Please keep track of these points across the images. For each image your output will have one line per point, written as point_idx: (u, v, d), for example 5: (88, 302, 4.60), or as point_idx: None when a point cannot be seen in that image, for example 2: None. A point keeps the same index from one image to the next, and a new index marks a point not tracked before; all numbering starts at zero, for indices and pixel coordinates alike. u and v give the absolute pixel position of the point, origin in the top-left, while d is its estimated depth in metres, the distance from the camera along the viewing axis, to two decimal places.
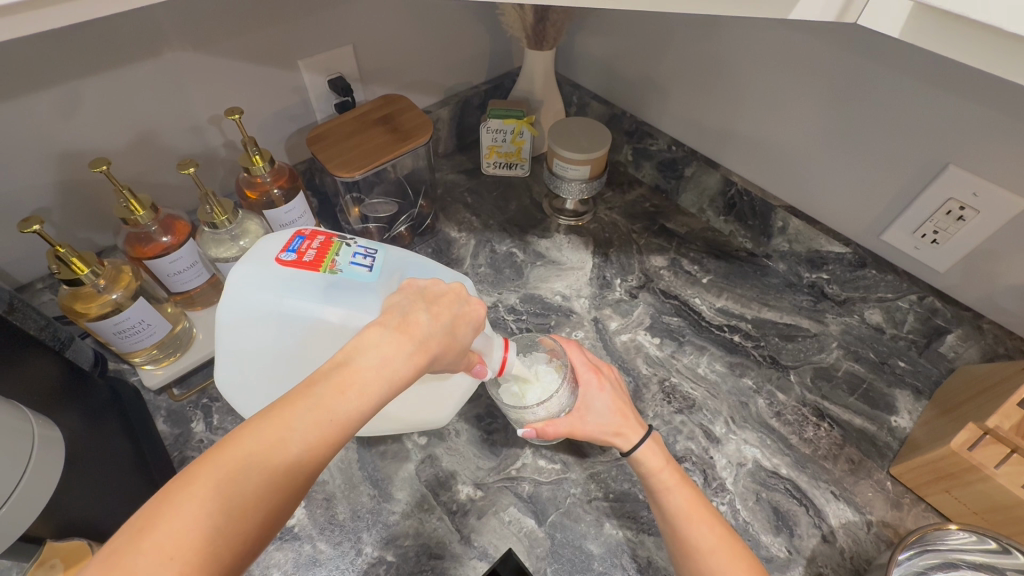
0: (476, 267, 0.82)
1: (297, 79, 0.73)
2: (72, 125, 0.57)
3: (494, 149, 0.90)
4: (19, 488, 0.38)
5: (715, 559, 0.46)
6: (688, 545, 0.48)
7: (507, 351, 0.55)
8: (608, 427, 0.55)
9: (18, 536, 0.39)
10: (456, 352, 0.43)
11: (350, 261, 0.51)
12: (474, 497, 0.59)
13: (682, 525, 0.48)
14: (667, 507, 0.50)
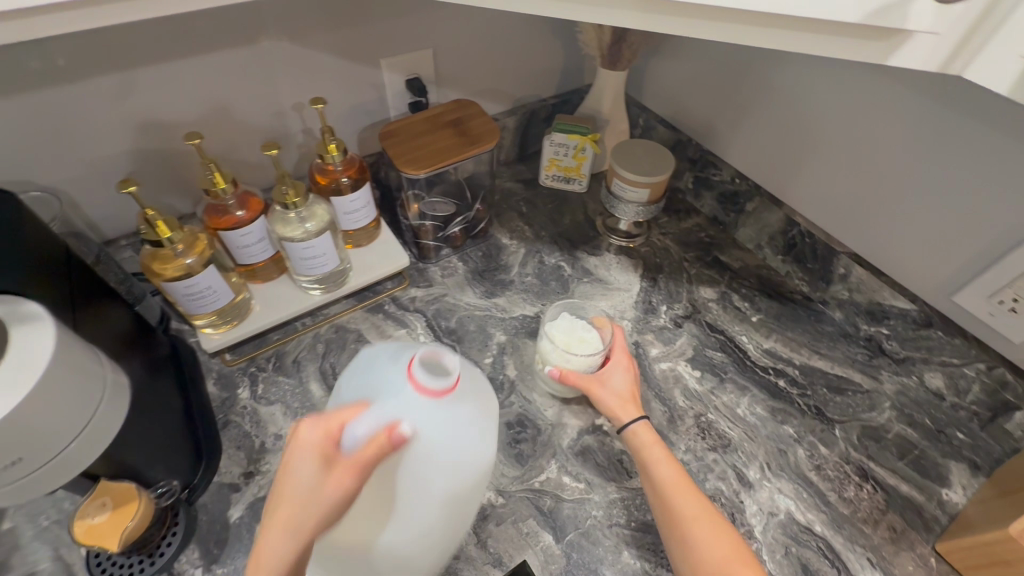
0: (523, 276, 0.82)
1: (377, 76, 0.76)
2: (173, 99, 0.62)
3: (554, 161, 0.92)
4: (88, 426, 0.41)
5: (697, 526, 0.48)
6: (673, 514, 0.49)
7: (410, 378, 0.42)
8: (619, 399, 0.60)
9: (80, 470, 0.42)
10: (306, 505, 0.38)
11: None
12: (496, 503, 0.59)
13: (667, 495, 0.50)
14: (657, 481, 0.52)
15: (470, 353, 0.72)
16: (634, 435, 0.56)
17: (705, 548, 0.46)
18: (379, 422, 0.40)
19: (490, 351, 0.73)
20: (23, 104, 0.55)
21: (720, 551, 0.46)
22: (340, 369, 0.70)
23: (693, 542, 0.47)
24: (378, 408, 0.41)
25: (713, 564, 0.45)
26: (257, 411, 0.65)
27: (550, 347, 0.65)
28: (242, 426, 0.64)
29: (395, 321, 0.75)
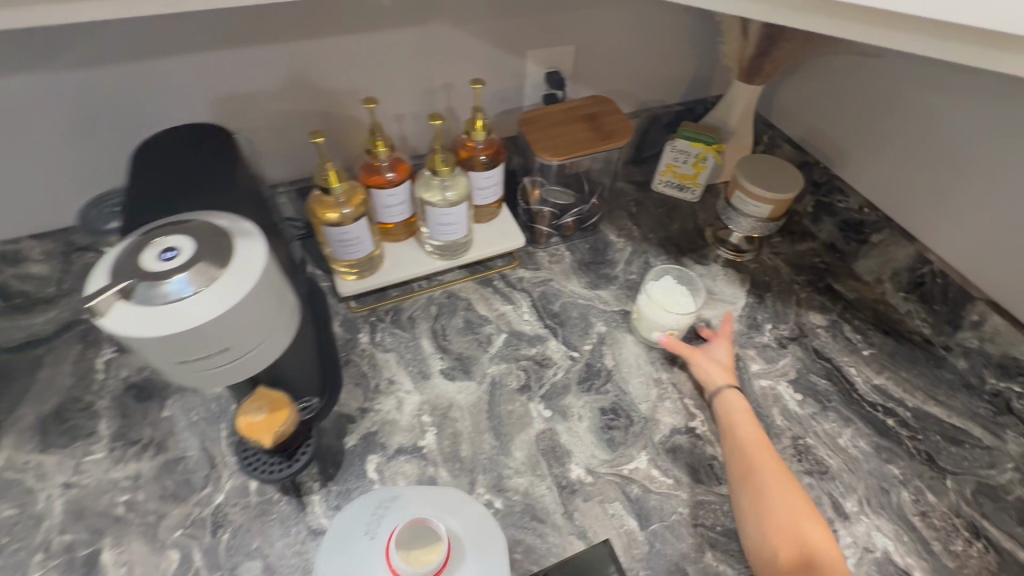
0: (628, 273, 0.84)
1: (521, 66, 0.80)
2: (348, 68, 0.69)
3: (671, 167, 0.92)
4: (262, 345, 0.46)
5: (767, 477, 0.54)
6: (748, 463, 0.55)
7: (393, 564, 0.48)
8: (716, 369, 0.66)
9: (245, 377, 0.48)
10: None
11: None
12: (585, 480, 0.62)
13: (745, 447, 0.57)
14: (737, 437, 0.58)
15: (570, 338, 0.75)
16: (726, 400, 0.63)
17: (772, 498, 0.52)
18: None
19: (590, 338, 0.75)
20: (232, 59, 0.64)
21: (784, 503, 0.52)
22: (450, 330, 0.75)
23: (764, 492, 0.53)
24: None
25: (780, 514, 0.51)
26: (374, 355, 0.72)
27: (648, 302, 0.71)
28: (361, 366, 0.70)
29: (502, 297, 0.80)
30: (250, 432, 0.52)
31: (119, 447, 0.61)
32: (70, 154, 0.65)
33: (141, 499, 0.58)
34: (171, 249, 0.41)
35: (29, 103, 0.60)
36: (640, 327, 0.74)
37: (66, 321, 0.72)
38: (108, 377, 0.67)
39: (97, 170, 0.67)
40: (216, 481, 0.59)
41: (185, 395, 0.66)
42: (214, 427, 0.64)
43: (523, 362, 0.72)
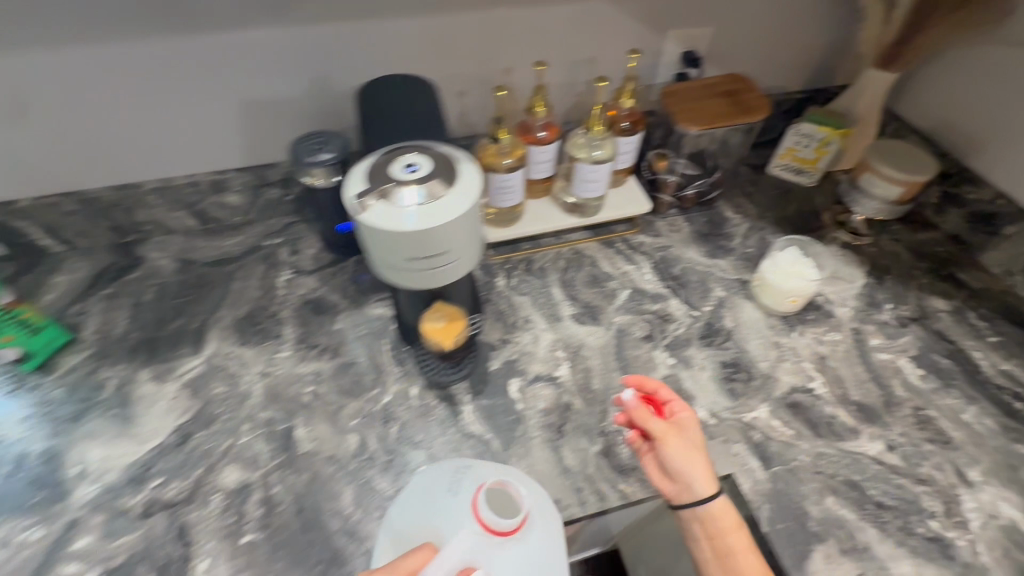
0: (745, 247, 0.87)
1: (661, 44, 0.85)
2: (510, 37, 0.77)
3: (792, 151, 0.94)
4: (458, 262, 0.54)
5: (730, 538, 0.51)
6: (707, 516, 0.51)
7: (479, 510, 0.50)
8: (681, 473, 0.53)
9: (435, 287, 0.55)
10: None
11: None
12: (708, 421, 0.67)
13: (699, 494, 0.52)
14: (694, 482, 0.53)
15: (690, 298, 0.80)
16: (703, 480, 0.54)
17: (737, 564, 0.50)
18: (454, 565, 0.48)
19: (709, 301, 0.80)
20: (417, 24, 0.73)
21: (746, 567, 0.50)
22: (578, 282, 0.82)
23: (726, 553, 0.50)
24: (445, 556, 0.48)
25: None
26: (511, 297, 0.79)
27: (772, 265, 0.76)
28: (499, 304, 0.78)
29: (625, 257, 0.85)
30: (432, 335, 0.60)
31: (303, 348, 0.72)
32: (249, 101, 0.74)
33: (324, 390, 0.68)
34: (414, 165, 0.49)
35: (253, 49, 0.69)
36: (761, 294, 0.78)
37: (251, 245, 0.84)
38: (289, 293, 0.78)
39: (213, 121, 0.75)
40: (384, 384, 0.69)
41: (352, 313, 0.76)
42: (378, 341, 0.73)
43: (647, 315, 0.77)
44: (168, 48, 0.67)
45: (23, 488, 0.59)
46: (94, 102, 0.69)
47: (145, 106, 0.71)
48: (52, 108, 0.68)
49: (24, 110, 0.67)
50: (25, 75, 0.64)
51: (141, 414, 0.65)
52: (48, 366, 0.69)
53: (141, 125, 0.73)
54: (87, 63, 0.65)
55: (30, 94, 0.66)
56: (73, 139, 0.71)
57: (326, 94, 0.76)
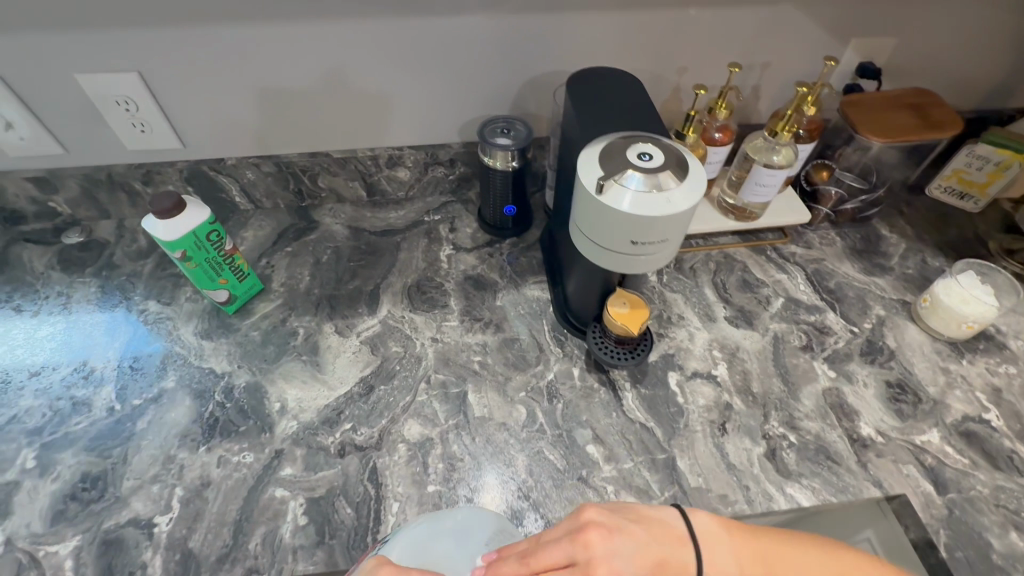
0: (904, 267, 0.84)
1: (838, 53, 0.83)
2: (691, 37, 0.79)
3: (959, 173, 0.90)
4: (672, 248, 0.55)
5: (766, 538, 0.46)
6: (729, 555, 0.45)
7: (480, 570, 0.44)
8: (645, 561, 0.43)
9: (643, 271, 0.57)
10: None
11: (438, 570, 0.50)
12: (876, 438, 0.65)
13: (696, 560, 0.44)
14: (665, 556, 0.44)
15: (849, 314, 0.78)
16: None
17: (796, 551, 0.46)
18: None
19: (869, 318, 0.78)
20: (606, 19, 0.75)
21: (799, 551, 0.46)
22: (730, 285, 0.81)
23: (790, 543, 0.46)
24: None
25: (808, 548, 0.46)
26: (663, 294, 0.80)
27: (948, 285, 0.74)
28: (652, 298, 0.79)
29: (777, 266, 0.84)
30: (616, 320, 0.63)
31: (468, 320, 0.76)
32: (370, 53, 0.74)
33: (490, 361, 0.72)
34: (648, 154, 0.52)
35: (455, 34, 0.73)
36: (929, 316, 0.75)
37: (413, 219, 0.90)
38: (451, 267, 0.83)
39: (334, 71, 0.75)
40: (546, 362, 0.72)
41: (510, 292, 0.80)
42: (538, 321, 0.76)
43: (804, 326, 0.76)
44: (382, 29, 0.71)
45: (232, 416, 0.66)
46: (307, 75, 0.75)
47: (289, 57, 0.73)
48: (272, 79, 0.75)
49: (251, 78, 0.74)
50: (259, 47, 0.71)
51: (329, 363, 0.71)
52: (245, 311, 0.77)
53: (299, 77, 0.75)
54: (311, 39, 0.71)
55: (253, 63, 0.72)
56: (281, 107, 0.78)
57: (506, 81, 0.80)
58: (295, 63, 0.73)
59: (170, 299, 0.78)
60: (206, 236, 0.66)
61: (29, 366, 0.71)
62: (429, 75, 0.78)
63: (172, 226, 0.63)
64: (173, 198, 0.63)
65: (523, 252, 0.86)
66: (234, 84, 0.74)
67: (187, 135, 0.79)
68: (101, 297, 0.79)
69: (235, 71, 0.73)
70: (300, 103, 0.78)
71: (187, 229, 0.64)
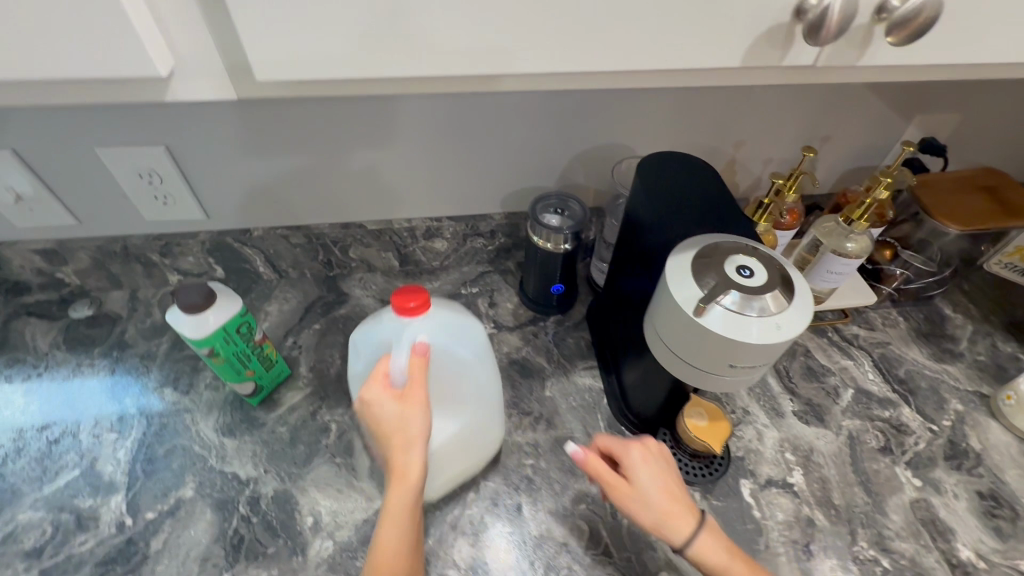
0: (974, 353, 0.79)
1: (901, 129, 0.80)
2: (752, 112, 0.75)
3: (1022, 250, 0.83)
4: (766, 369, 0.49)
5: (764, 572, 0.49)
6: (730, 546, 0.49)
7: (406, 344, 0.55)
8: (671, 488, 0.51)
9: (729, 390, 0.51)
10: (668, 502, 0.50)
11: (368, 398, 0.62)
12: (976, 563, 0.60)
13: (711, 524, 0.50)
14: (681, 487, 0.52)
15: (924, 408, 0.73)
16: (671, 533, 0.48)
17: None
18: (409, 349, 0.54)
19: (947, 414, 0.72)
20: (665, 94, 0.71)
21: None
22: (794, 373, 0.76)
23: None
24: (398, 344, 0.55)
25: None
26: None
27: None
28: None
29: (841, 351, 0.79)
30: (697, 436, 0.59)
31: (516, 415, 0.70)
32: (388, 136, 0.70)
33: (544, 466, 0.65)
34: (748, 269, 0.46)
35: (506, 112, 0.69)
36: (1014, 415, 0.70)
37: (449, 292, 0.84)
38: (493, 350, 0.77)
39: (352, 155, 0.71)
40: None
41: (560, 380, 0.74)
42: (593, 416, 0.70)
43: (879, 423, 0.71)
44: (413, 116, 0.68)
45: (260, 534, 0.59)
46: (323, 158, 0.71)
47: (304, 143, 0.69)
48: (285, 163, 0.71)
49: (264, 163, 0.70)
50: (282, 137, 0.68)
51: (366, 468, 0.64)
52: (271, 402, 0.70)
53: (315, 161, 0.71)
54: (333, 127, 0.68)
55: (264, 148, 0.68)
56: (300, 190, 0.74)
57: (555, 152, 0.76)
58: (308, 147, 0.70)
59: (188, 386, 0.71)
60: (235, 330, 0.60)
61: (30, 466, 0.64)
62: (474, 150, 0.74)
63: (198, 323, 0.57)
64: (204, 292, 0.57)
65: (570, 332, 0.80)
66: (246, 169, 0.70)
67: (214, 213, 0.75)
68: (109, 385, 0.71)
69: (254, 158, 0.69)
70: (315, 185, 0.74)
71: (216, 325, 0.58)
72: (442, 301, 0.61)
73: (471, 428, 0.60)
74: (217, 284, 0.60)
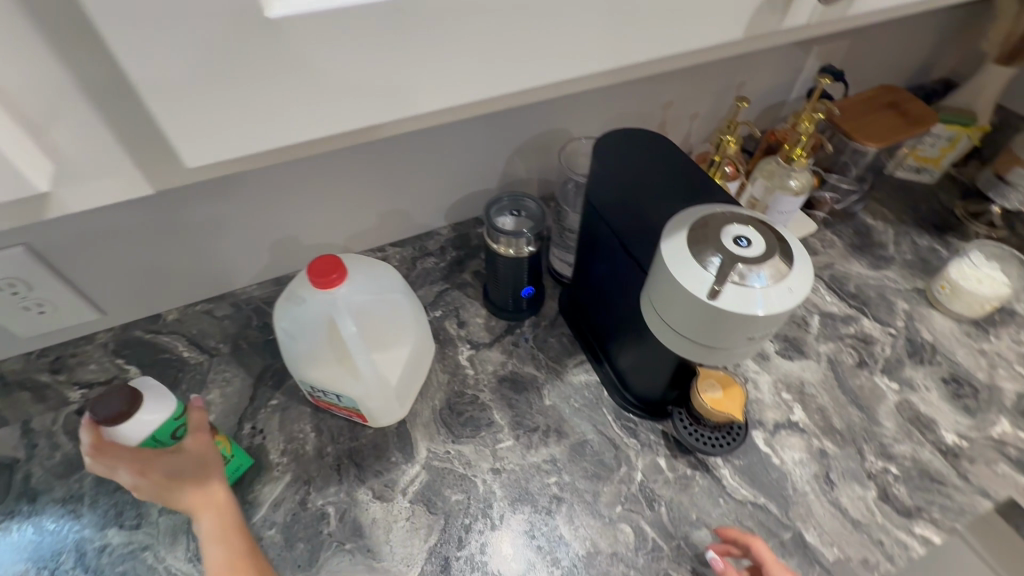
0: (902, 253, 0.87)
1: (802, 62, 0.83)
2: (674, 71, 0.74)
3: (914, 151, 0.92)
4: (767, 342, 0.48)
5: None
6: None
7: (344, 299, 0.55)
8: None
9: (739, 360, 0.51)
10: None
11: (311, 386, 0.60)
12: (962, 444, 0.66)
13: None
14: None
15: (880, 315, 0.78)
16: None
17: None
18: (348, 302, 0.56)
19: (898, 315, 0.78)
20: None
21: None
22: None
23: None
24: (338, 303, 0.55)
25: None
26: None
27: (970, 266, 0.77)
28: None
29: None
30: (716, 409, 0.61)
31: (523, 434, 0.66)
32: (288, 200, 0.64)
33: (569, 479, 0.62)
34: (745, 238, 0.45)
35: (424, 134, 0.64)
36: (951, 302, 0.78)
37: None
38: (479, 372, 0.71)
39: (255, 226, 0.64)
40: (628, 460, 0.64)
41: (556, 384, 0.70)
42: (599, 412, 0.68)
43: (849, 340, 0.75)
44: (311, 172, 0.62)
45: None
46: (223, 238, 0.63)
47: (196, 232, 0.61)
48: (178, 254, 0.62)
49: (156, 261, 0.62)
50: (167, 232, 0.59)
51: (384, 545, 0.57)
52: (248, 506, 0.60)
53: (213, 243, 0.63)
54: (222, 207, 0.60)
55: (149, 248, 0.60)
56: (208, 271, 0.66)
57: (490, 152, 0.71)
58: (199, 235, 0.62)
59: (137, 518, 0.58)
60: (170, 437, 0.53)
61: None
62: (401, 176, 0.68)
63: (118, 439, 0.50)
64: (130, 394, 0.51)
65: (549, 330, 0.76)
66: (140, 271, 0.61)
67: (118, 314, 0.65)
68: (26, 550, 0.56)
69: (141, 259, 0.61)
70: (222, 264, 0.66)
71: (146, 433, 0.51)
72: (356, 260, 0.60)
73: (417, 355, 0.63)
74: (148, 384, 0.53)
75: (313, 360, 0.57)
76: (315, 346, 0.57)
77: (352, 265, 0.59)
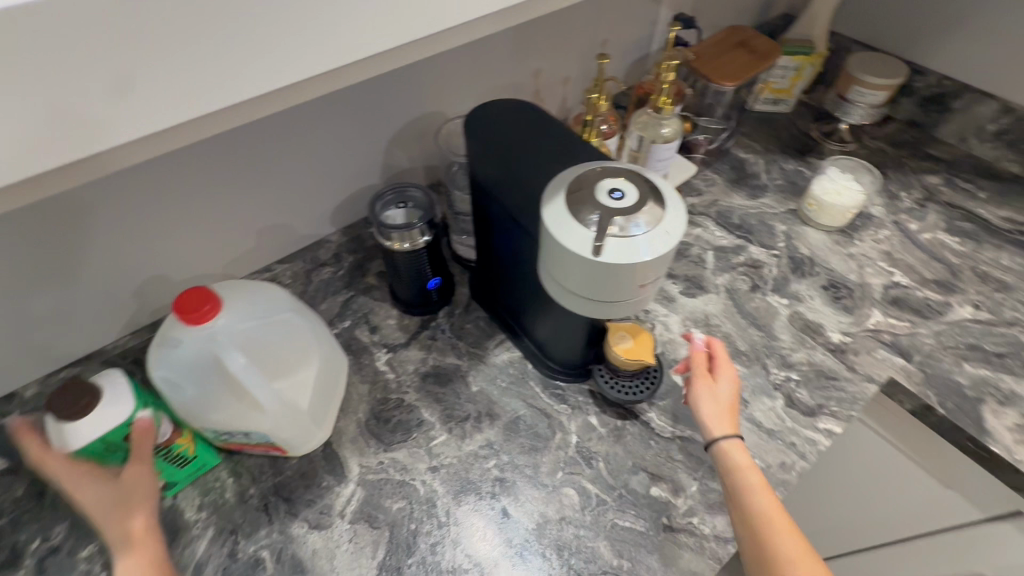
0: (774, 180, 0.94)
1: (655, 13, 0.86)
2: (535, 38, 0.73)
3: (769, 84, 1.00)
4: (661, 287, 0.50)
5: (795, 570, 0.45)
6: (767, 548, 0.47)
7: (225, 332, 0.51)
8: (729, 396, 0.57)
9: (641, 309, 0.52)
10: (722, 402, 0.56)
11: (215, 431, 0.55)
12: (846, 340, 0.73)
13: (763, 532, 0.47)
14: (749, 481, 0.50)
15: (763, 240, 0.85)
16: (774, 552, 0.46)
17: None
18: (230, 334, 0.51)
19: (778, 237, 0.85)
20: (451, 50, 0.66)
21: None
22: None
23: None
24: (219, 339, 0.51)
25: None
26: None
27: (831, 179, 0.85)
28: None
29: (690, 223, 0.87)
30: (631, 357, 0.63)
31: (454, 425, 0.65)
32: (140, 231, 0.57)
33: (507, 458, 0.62)
34: (619, 191, 0.46)
35: (282, 136, 0.60)
36: (819, 216, 0.85)
37: None
38: (400, 374, 0.69)
39: (106, 265, 0.58)
40: (561, 426, 0.65)
41: (480, 368, 0.70)
42: (527, 386, 0.68)
43: (741, 268, 0.81)
44: (159, 196, 0.56)
45: None
46: (68, 284, 0.56)
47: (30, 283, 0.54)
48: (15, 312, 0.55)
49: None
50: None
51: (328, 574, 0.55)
52: None
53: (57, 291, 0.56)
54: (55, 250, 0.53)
55: None
56: (61, 324, 0.59)
57: (363, 146, 0.68)
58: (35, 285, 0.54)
59: None
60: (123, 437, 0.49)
61: None
62: (269, 185, 0.63)
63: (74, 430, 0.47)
64: (89, 390, 0.48)
65: (465, 317, 0.75)
66: None
67: None
68: None
69: None
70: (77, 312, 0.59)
71: (92, 438, 0.47)
72: (233, 288, 0.55)
73: (326, 372, 0.60)
74: (116, 379, 0.50)
75: (208, 405, 0.53)
76: (206, 390, 0.52)
77: (229, 294, 0.54)
